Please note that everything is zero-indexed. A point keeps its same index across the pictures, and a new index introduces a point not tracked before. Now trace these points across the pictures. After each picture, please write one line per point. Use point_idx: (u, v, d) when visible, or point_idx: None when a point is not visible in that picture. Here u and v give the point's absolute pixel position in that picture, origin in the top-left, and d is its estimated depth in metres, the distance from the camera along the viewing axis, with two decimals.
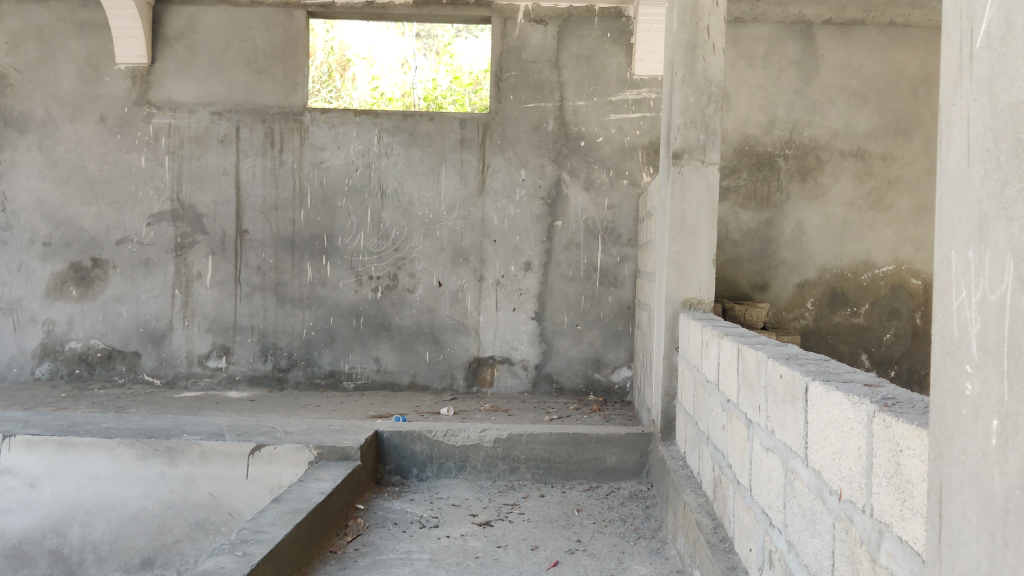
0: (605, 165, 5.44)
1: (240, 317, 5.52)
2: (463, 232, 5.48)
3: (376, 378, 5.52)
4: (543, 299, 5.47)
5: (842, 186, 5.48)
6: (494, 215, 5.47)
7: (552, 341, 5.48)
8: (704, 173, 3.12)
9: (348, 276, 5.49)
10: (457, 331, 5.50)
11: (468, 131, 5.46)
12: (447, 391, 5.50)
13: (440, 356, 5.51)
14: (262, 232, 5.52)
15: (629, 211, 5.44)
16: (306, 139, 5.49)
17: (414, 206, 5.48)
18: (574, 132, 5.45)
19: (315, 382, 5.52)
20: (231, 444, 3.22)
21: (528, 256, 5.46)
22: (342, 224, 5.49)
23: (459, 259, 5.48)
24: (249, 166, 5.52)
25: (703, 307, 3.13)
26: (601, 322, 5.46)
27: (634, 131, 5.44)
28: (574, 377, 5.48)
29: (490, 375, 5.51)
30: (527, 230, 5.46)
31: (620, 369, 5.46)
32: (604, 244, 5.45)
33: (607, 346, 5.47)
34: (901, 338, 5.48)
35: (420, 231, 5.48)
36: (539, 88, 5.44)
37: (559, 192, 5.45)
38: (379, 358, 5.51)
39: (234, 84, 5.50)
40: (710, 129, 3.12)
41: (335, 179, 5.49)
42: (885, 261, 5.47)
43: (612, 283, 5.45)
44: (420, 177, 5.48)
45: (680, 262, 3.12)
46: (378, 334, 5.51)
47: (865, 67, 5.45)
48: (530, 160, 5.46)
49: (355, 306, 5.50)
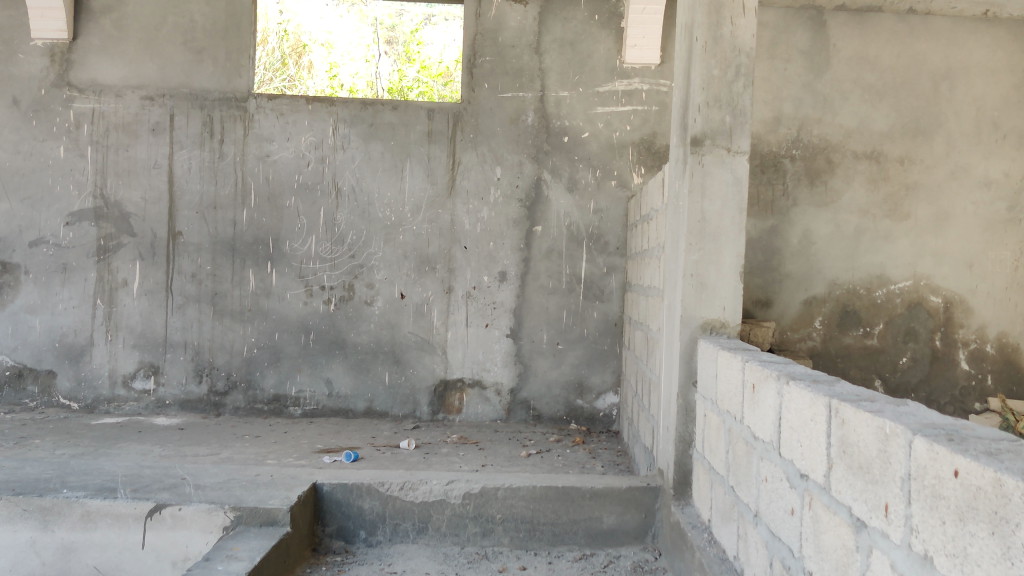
0: (590, 163, 4.81)
1: (171, 332, 4.83)
2: (430, 237, 4.82)
3: (327, 404, 4.83)
4: (520, 315, 4.82)
5: (856, 191, 4.88)
6: (465, 219, 4.82)
7: (529, 361, 4.83)
8: (729, 165, 2.49)
9: (297, 285, 4.81)
10: (421, 350, 4.83)
11: (436, 123, 4.82)
12: (409, 418, 4.83)
13: (401, 380, 4.83)
14: (198, 234, 4.82)
15: (617, 215, 4.82)
16: (250, 129, 4.82)
17: (374, 207, 4.81)
18: (556, 126, 4.82)
19: (256, 408, 4.83)
20: (120, 504, 2.61)
21: (503, 265, 4.82)
22: (290, 226, 4.82)
23: (424, 268, 4.82)
24: (184, 159, 4.82)
25: (727, 333, 2.50)
26: (585, 340, 4.82)
27: (623, 126, 4.81)
28: (554, 403, 4.83)
29: (458, 402, 4.84)
30: (502, 237, 4.82)
31: (605, 394, 4.82)
32: (589, 252, 4.82)
33: (591, 369, 4.82)
34: (919, 362, 4.90)
35: (380, 236, 4.81)
36: (517, 76, 4.81)
37: (539, 194, 4.81)
38: (331, 381, 4.83)
39: (169, 65, 4.81)
40: (739, 110, 2.50)
41: (284, 175, 4.82)
42: (902, 276, 4.89)
43: (597, 297, 4.82)
44: (380, 174, 4.81)
45: (701, 276, 2.49)
46: (330, 353, 4.82)
47: (882, 58, 4.88)
48: (506, 158, 4.82)
49: (303, 321, 4.82)
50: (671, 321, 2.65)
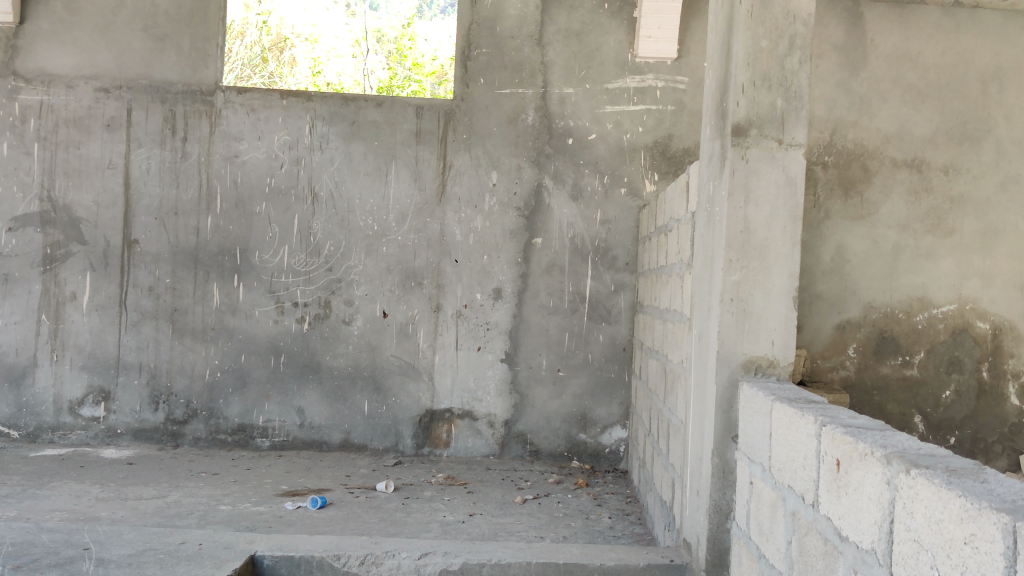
0: (597, 169, 4.30)
1: (125, 352, 4.30)
2: (417, 249, 4.29)
3: (298, 436, 4.29)
4: (516, 337, 4.29)
5: (894, 203, 4.36)
6: (456, 229, 4.29)
7: (526, 390, 4.29)
8: (780, 161, 1.97)
9: (266, 301, 4.28)
10: (405, 376, 4.29)
11: (425, 122, 4.30)
12: (390, 453, 4.28)
13: (383, 410, 4.29)
14: (156, 243, 4.30)
15: (627, 227, 4.29)
16: (217, 125, 4.30)
17: (354, 214, 4.28)
18: (560, 127, 4.30)
19: (219, 439, 4.29)
20: None
21: (498, 281, 4.29)
22: (260, 235, 4.29)
23: (410, 283, 4.29)
24: (142, 158, 4.30)
25: (776, 376, 1.96)
26: (589, 367, 4.29)
27: (635, 127, 4.30)
28: (554, 438, 4.29)
29: (445, 435, 4.30)
30: (497, 250, 4.29)
31: (611, 428, 4.28)
32: (595, 268, 4.29)
33: (595, 399, 4.29)
34: (964, 396, 4.37)
35: (361, 247, 4.28)
36: (517, 70, 4.29)
37: (539, 202, 4.29)
38: (303, 410, 4.29)
39: (127, 53, 4.30)
40: (793, 92, 1.97)
41: (254, 178, 4.29)
42: (945, 299, 4.36)
43: (603, 318, 4.29)
44: (361, 178, 4.28)
45: (742, 302, 1.96)
46: (302, 378, 4.28)
47: (924, 56, 4.36)
48: (503, 161, 4.30)
49: (273, 342, 4.29)
50: (701, 358, 2.12)
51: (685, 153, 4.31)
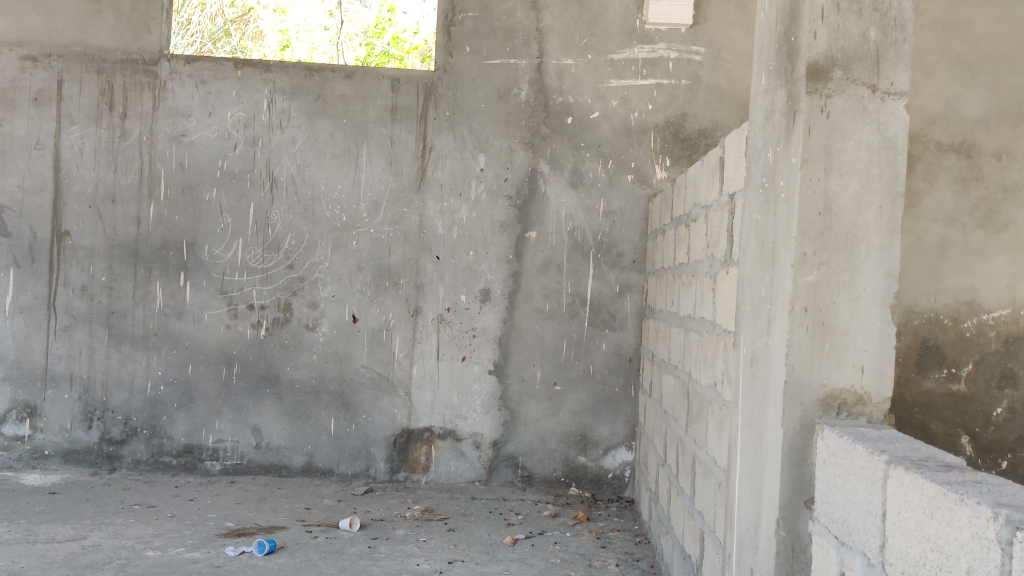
0: (600, 152, 3.73)
1: (53, 361, 3.71)
2: (392, 243, 3.71)
3: (254, 459, 3.71)
4: (506, 346, 3.72)
5: (940, 193, 3.83)
6: (437, 220, 3.72)
7: (517, 407, 3.72)
8: (873, 116, 1.41)
9: (217, 303, 3.71)
10: (377, 390, 3.72)
11: (402, 96, 3.72)
12: (361, 478, 3.71)
13: (351, 430, 3.72)
14: (90, 236, 3.71)
15: (634, 220, 3.73)
16: (161, 100, 3.72)
17: (319, 203, 3.71)
18: (557, 103, 3.73)
19: (162, 462, 3.71)
20: None
21: (486, 281, 3.72)
22: (210, 227, 3.72)
23: (383, 282, 3.72)
24: (74, 137, 3.71)
25: (867, 418, 1.41)
26: (590, 380, 3.73)
27: (644, 104, 3.73)
28: (549, 462, 3.73)
29: (424, 457, 3.73)
30: (485, 245, 3.72)
31: (615, 450, 3.72)
32: (597, 266, 3.72)
33: (597, 417, 3.72)
34: (1018, 414, 3.78)
35: (327, 241, 3.71)
36: (508, 38, 3.72)
37: (533, 190, 3.72)
38: (260, 429, 3.71)
39: (58, 15, 3.70)
40: (893, 19, 1.42)
41: (204, 161, 3.72)
42: (997, 303, 3.78)
43: (607, 324, 3.72)
44: (328, 161, 3.71)
45: (821, 314, 1.40)
46: (258, 392, 3.71)
47: (976, 24, 3.80)
48: (492, 143, 3.73)
49: (225, 350, 3.72)
50: (754, 388, 1.56)
51: (701, 134, 3.74)
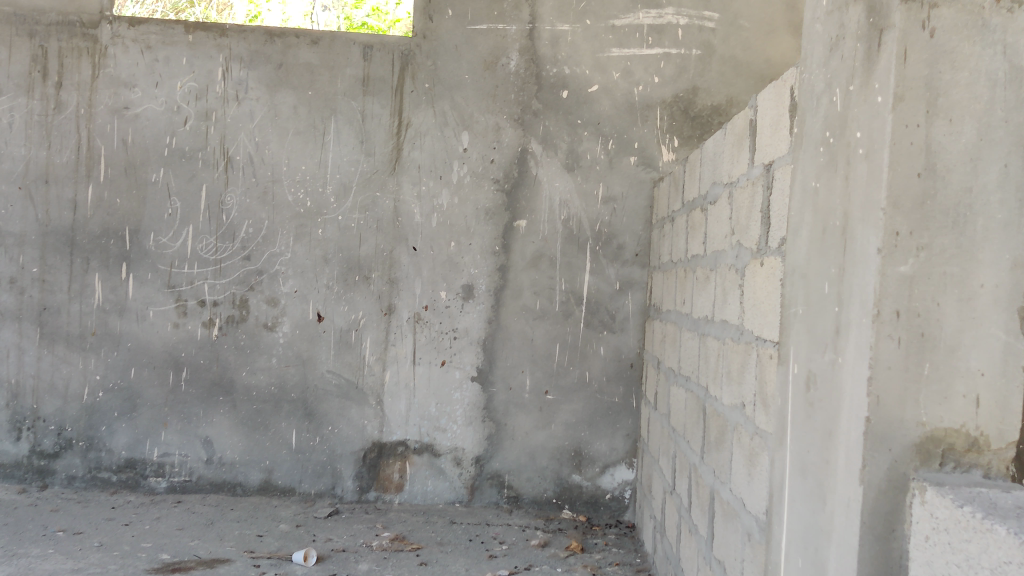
0: (600, 131, 3.29)
1: None
2: (362, 232, 3.27)
3: (205, 475, 3.28)
4: (492, 349, 3.29)
5: None
6: (414, 207, 3.28)
7: (503, 418, 3.29)
8: (998, 34, 0.97)
9: (164, 299, 3.27)
10: (345, 398, 3.28)
11: (375, 65, 3.27)
12: (325, 498, 3.28)
13: (315, 444, 3.28)
14: (20, 221, 3.27)
15: (637, 207, 3.29)
16: (102, 68, 3.27)
17: (280, 186, 3.27)
18: (552, 74, 3.29)
19: (101, 479, 3.28)
20: None
21: (469, 276, 3.28)
22: (156, 213, 3.27)
23: (353, 277, 3.27)
24: (2, 110, 3.26)
25: (982, 472, 0.96)
26: (586, 389, 3.29)
27: (649, 77, 3.30)
28: (538, 480, 3.30)
29: (397, 475, 3.29)
30: (468, 234, 3.28)
31: (613, 468, 3.29)
32: (595, 260, 3.29)
33: (593, 430, 3.29)
34: None
35: (289, 229, 3.27)
36: (495, 0, 3.28)
37: (523, 173, 3.28)
38: (211, 441, 3.28)
39: None
40: None
41: (149, 137, 3.27)
42: None
43: (605, 325, 3.29)
44: (290, 138, 3.28)
45: (918, 320, 0.97)
46: (210, 400, 3.27)
47: None
48: (477, 119, 3.28)
49: (172, 352, 3.28)
50: (811, 423, 1.13)
51: (714, 112, 3.31)
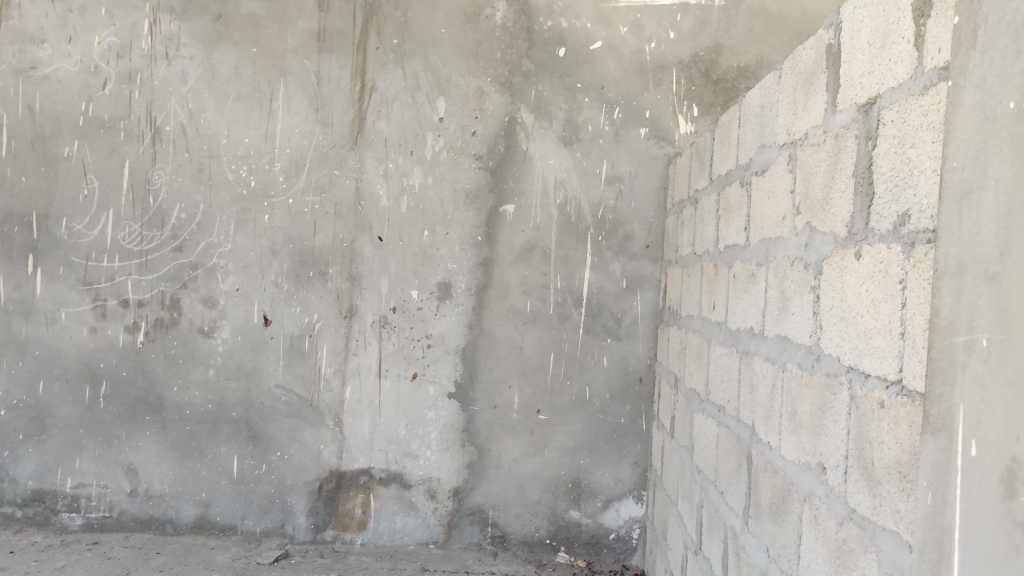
0: (603, 96, 2.74)
1: None
2: (318, 219, 2.72)
3: (128, 511, 2.73)
4: (473, 360, 2.73)
5: None
6: (380, 188, 2.72)
7: (486, 443, 2.74)
8: None
9: (79, 299, 2.71)
10: (296, 419, 2.72)
11: (333, 17, 2.72)
12: (274, 538, 2.74)
13: (261, 473, 2.73)
14: None
15: (647, 189, 2.74)
16: (4, 19, 2.69)
17: (219, 162, 2.71)
18: (546, 29, 2.73)
19: (3, 515, 2.73)
20: None
21: (446, 272, 2.73)
22: (69, 194, 2.71)
23: (307, 272, 2.72)
24: None
25: None
26: (586, 408, 2.74)
27: (662, 32, 2.74)
28: (529, 517, 2.76)
29: (359, 510, 2.75)
30: (445, 222, 2.73)
31: (618, 503, 2.75)
32: (597, 253, 2.74)
33: (594, 457, 2.75)
34: None
35: (229, 214, 2.71)
36: None
37: (511, 147, 2.73)
38: (135, 470, 2.73)
39: None
40: None
41: (62, 103, 2.71)
42: None
43: (609, 331, 2.74)
44: (230, 105, 2.72)
45: None
46: (134, 420, 2.72)
47: None
48: (457, 82, 2.73)
49: (89, 362, 2.71)
50: None
51: (741, 74, 2.75)
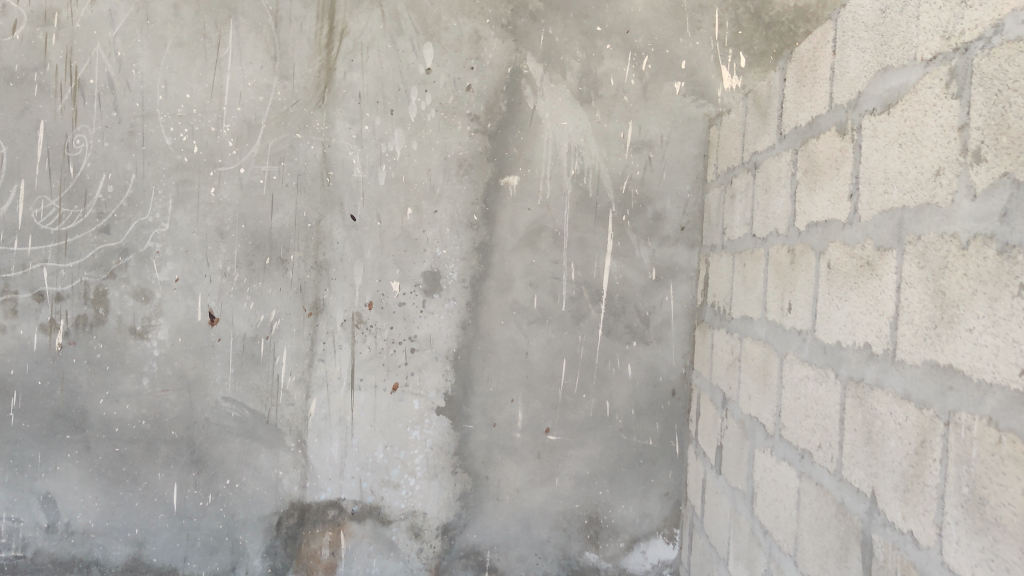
0: (629, 41, 2.21)
1: None
2: (277, 194, 2.21)
3: (46, 550, 2.24)
4: (467, 367, 2.22)
5: None
6: (353, 155, 2.21)
7: (483, 470, 2.23)
8: None
9: None
10: (250, 439, 2.22)
11: None
12: None
13: (206, 505, 2.23)
14: None
15: (682, 157, 2.22)
16: None
17: (155, 124, 2.21)
18: None
19: None
20: None
21: (434, 259, 2.22)
22: None
23: (264, 259, 2.21)
24: None
25: None
26: (605, 428, 2.23)
27: None
28: (536, 561, 2.25)
29: (327, 552, 2.24)
30: (432, 197, 2.21)
31: (645, 543, 2.24)
32: (620, 237, 2.22)
33: (615, 488, 2.24)
34: None
35: (168, 188, 2.21)
36: None
37: (515, 105, 2.21)
38: (54, 501, 2.23)
39: None
40: None
41: None
42: None
43: (635, 333, 2.22)
44: (169, 53, 2.20)
45: None
46: (52, 440, 2.22)
47: None
48: (447, 24, 2.21)
49: None
50: None
51: (800, 16, 2.20)
